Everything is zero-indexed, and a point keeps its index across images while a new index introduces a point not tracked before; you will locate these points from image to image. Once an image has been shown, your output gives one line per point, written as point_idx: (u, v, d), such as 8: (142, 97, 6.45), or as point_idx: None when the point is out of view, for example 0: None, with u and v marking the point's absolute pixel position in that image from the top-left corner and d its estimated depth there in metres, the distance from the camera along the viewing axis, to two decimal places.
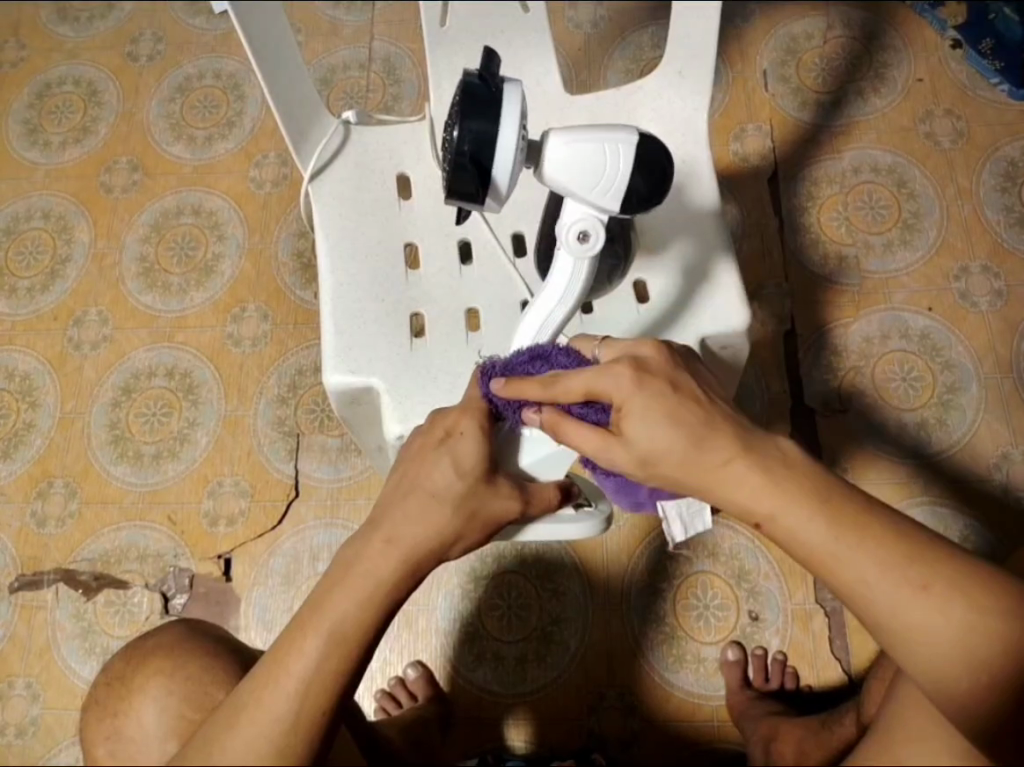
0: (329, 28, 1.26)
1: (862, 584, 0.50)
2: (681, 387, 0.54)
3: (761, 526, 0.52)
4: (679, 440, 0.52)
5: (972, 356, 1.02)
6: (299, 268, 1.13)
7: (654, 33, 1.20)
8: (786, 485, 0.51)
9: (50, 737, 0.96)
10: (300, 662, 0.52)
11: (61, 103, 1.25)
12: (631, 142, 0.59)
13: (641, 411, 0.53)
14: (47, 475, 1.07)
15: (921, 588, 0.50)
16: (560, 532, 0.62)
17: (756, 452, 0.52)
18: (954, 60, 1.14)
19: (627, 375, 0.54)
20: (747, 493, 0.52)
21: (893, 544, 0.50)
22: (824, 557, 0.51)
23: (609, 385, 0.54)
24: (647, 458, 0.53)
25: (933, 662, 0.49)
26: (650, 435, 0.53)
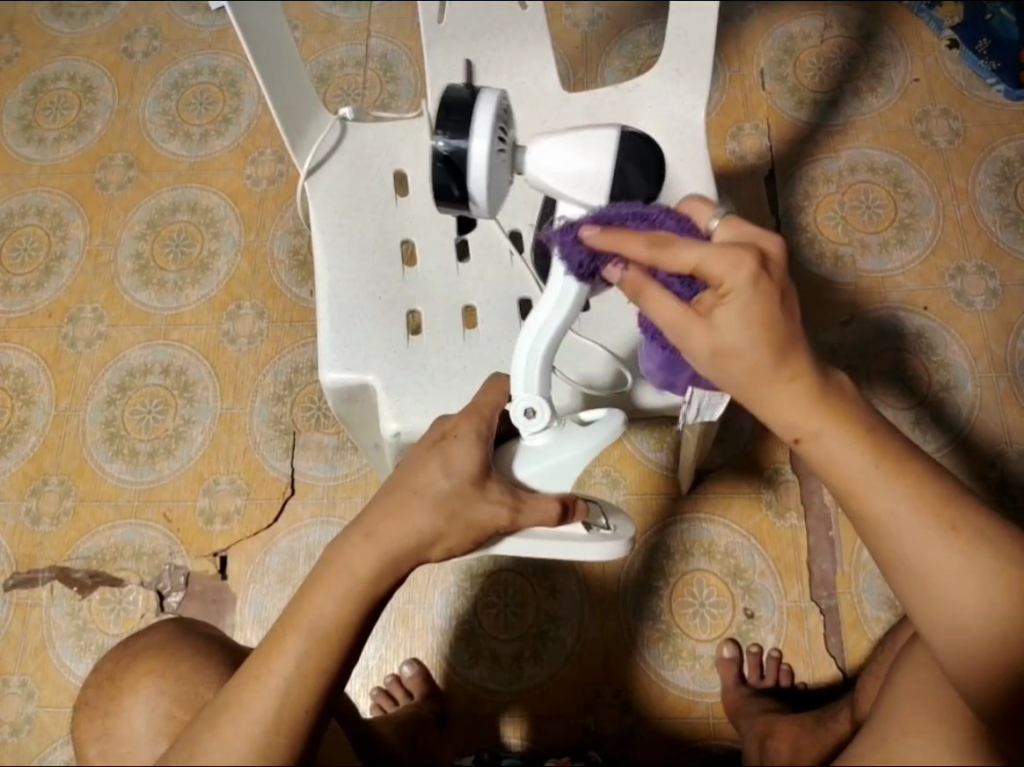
0: (325, 25, 1.25)
1: (888, 518, 0.51)
2: (787, 301, 0.49)
3: (800, 444, 0.52)
4: (766, 348, 0.49)
5: (966, 355, 1.03)
6: (296, 264, 1.13)
7: (653, 31, 1.20)
8: (844, 417, 0.51)
9: (44, 734, 0.96)
10: (281, 662, 0.52)
11: (56, 98, 1.24)
12: (609, 140, 0.60)
13: (741, 307, 0.48)
14: (41, 473, 1.06)
15: (951, 533, 0.52)
16: (569, 553, 0.58)
17: (825, 379, 0.51)
18: (950, 60, 1.15)
19: (749, 265, 0.48)
20: (796, 413, 0.50)
21: (929, 491, 0.52)
22: (857, 485, 0.51)
23: (724, 272, 0.48)
24: (722, 353, 0.50)
25: (951, 610, 0.51)
26: (742, 331, 0.49)
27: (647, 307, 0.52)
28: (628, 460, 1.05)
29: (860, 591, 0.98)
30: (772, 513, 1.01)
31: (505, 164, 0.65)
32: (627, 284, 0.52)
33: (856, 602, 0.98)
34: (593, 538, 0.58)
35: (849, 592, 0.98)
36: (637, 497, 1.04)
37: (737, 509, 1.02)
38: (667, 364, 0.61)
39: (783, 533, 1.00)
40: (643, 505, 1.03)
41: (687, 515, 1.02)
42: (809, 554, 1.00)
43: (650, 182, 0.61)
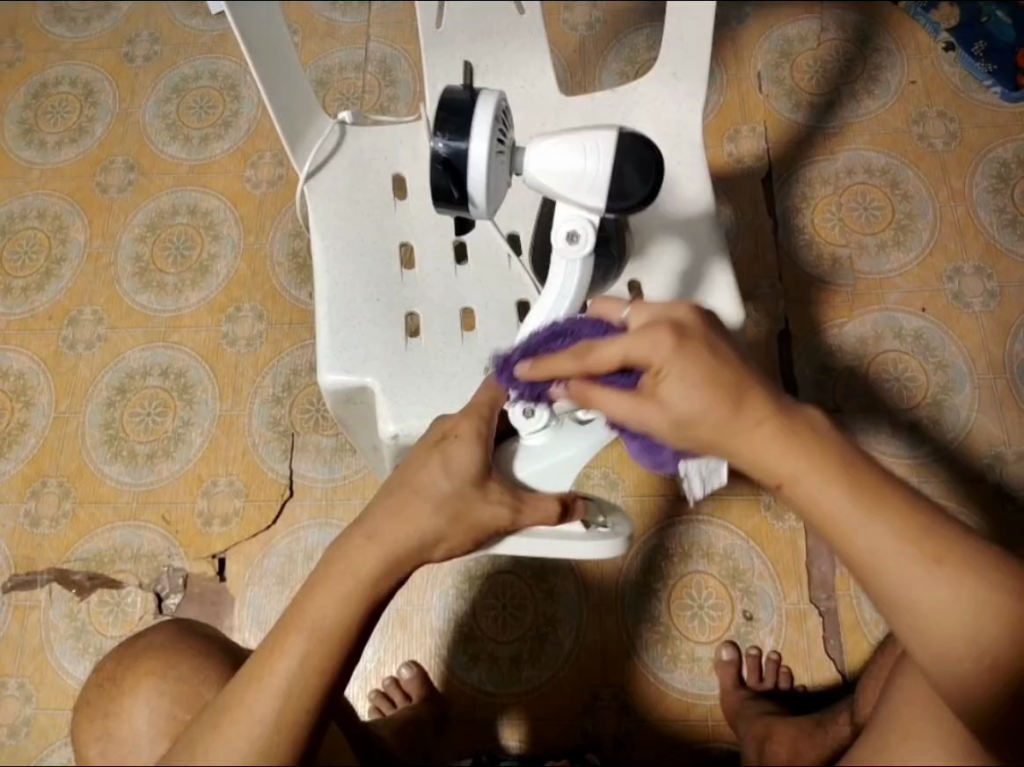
0: (325, 29, 1.26)
1: (876, 557, 0.49)
2: (719, 354, 0.50)
3: (781, 489, 0.50)
4: (719, 405, 0.49)
5: (964, 357, 1.03)
6: (295, 267, 1.13)
7: (650, 35, 1.20)
8: (819, 456, 0.49)
9: (43, 737, 0.96)
10: (280, 661, 0.52)
11: (58, 103, 1.25)
12: (608, 140, 0.59)
13: (679, 374, 0.49)
14: (41, 475, 1.07)
15: (936, 563, 0.50)
16: (568, 551, 0.59)
17: (790, 419, 0.50)
18: (947, 63, 1.15)
19: (666, 339, 0.50)
20: (769, 457, 0.49)
21: (913, 519, 0.50)
22: (838, 525, 0.49)
23: (649, 352, 0.50)
24: (683, 423, 0.50)
25: (942, 644, 0.50)
26: (688, 399, 0.49)
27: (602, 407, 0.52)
28: (627, 462, 1.05)
29: (859, 593, 0.98)
30: (770, 515, 1.01)
31: (504, 164, 0.65)
32: (574, 395, 0.54)
33: (855, 604, 0.98)
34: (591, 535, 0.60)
35: (849, 593, 0.98)
36: (636, 499, 1.03)
37: (736, 510, 1.02)
38: (648, 447, 0.58)
39: (782, 535, 1.00)
40: (642, 506, 1.03)
41: (685, 516, 1.02)
42: (808, 555, 0.99)
43: (649, 182, 0.60)
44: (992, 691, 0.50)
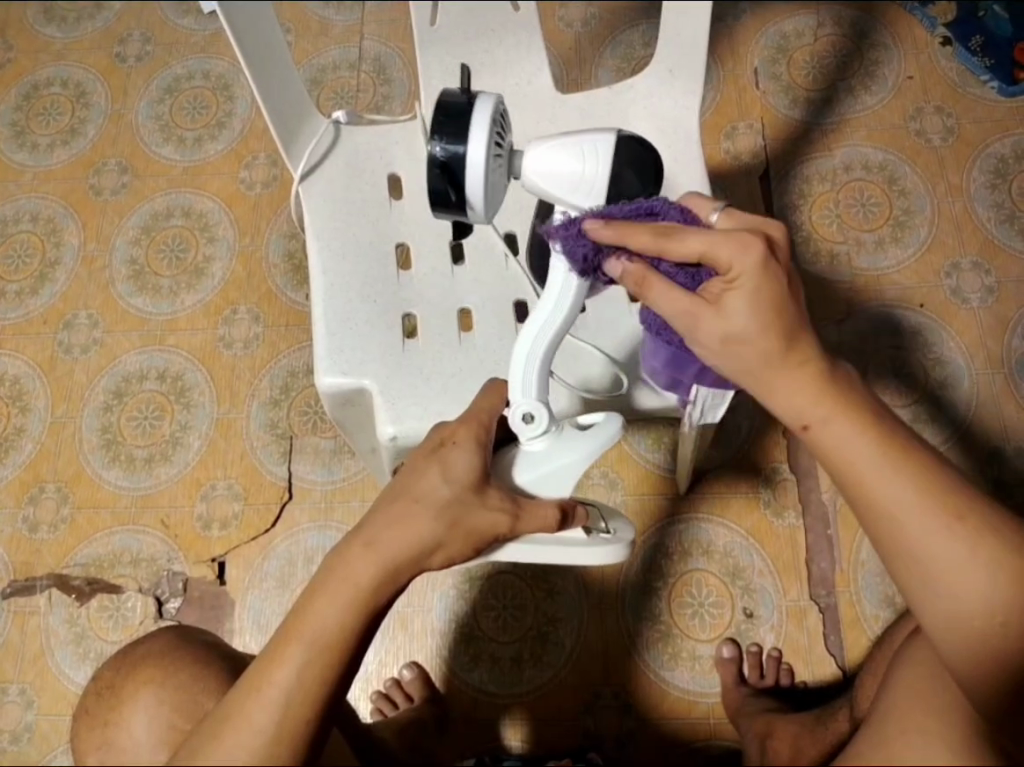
0: (318, 27, 1.25)
1: (896, 509, 0.50)
2: (792, 284, 0.51)
3: (807, 432, 0.52)
4: (773, 334, 0.50)
5: (962, 351, 1.03)
6: (291, 269, 1.13)
7: (646, 31, 1.20)
8: (849, 406, 0.51)
9: (44, 742, 0.96)
10: (281, 673, 0.52)
11: (49, 104, 1.24)
12: (607, 143, 0.60)
13: (751, 290, 0.50)
14: (38, 480, 1.06)
15: (956, 522, 0.51)
16: (570, 559, 0.58)
17: (832, 368, 0.52)
18: (944, 58, 1.15)
19: (755, 251, 0.50)
20: (802, 399, 0.51)
21: (934, 480, 0.51)
22: (862, 474, 0.50)
23: (731, 257, 0.50)
24: (733, 338, 0.51)
25: (955, 604, 0.51)
26: (750, 314, 0.50)
27: (653, 298, 0.53)
28: (626, 461, 1.05)
29: (859, 589, 0.98)
30: (769, 512, 1.01)
31: (502, 168, 0.65)
32: (630, 275, 0.54)
33: (855, 600, 0.98)
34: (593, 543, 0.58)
35: (848, 590, 0.98)
36: (635, 499, 1.03)
37: (735, 508, 1.02)
38: (673, 360, 0.64)
39: (782, 532, 1.01)
40: (641, 505, 1.03)
41: (685, 515, 1.02)
42: (808, 553, 1.00)
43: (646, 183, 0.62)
44: (993, 663, 0.51)
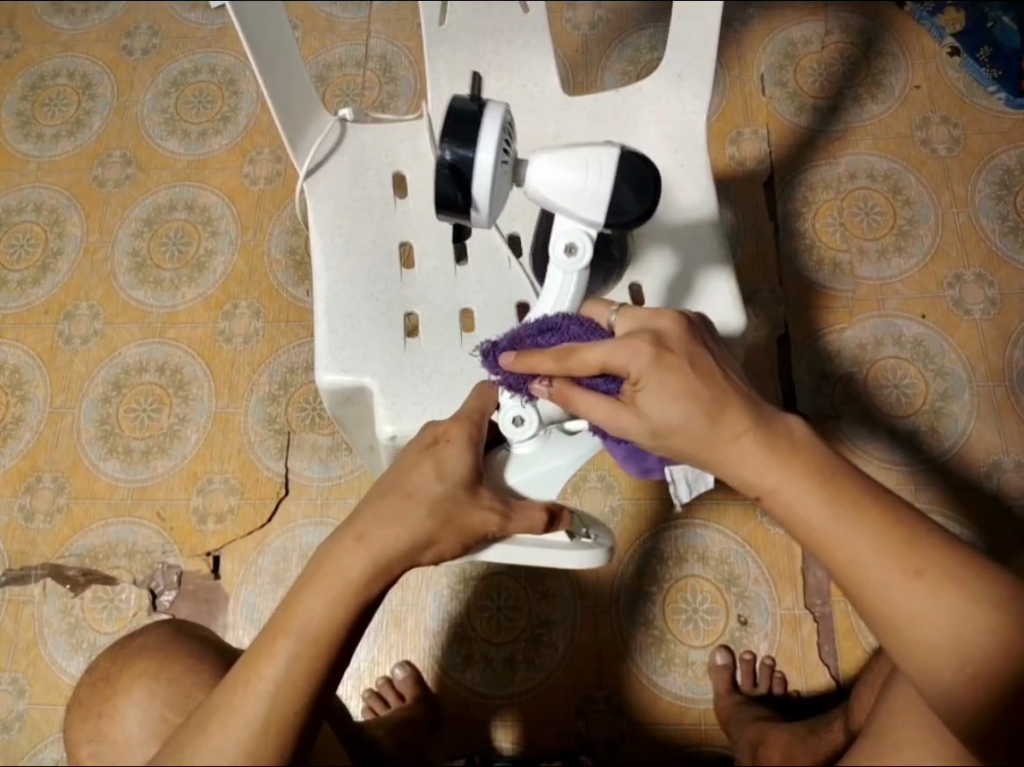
0: (326, 24, 1.25)
1: (855, 567, 0.48)
2: (698, 365, 0.52)
3: (761, 501, 0.51)
4: (696, 415, 0.51)
5: (964, 364, 1.02)
6: (292, 264, 1.13)
7: (653, 35, 1.19)
8: (795, 466, 0.50)
9: (35, 732, 0.96)
10: (270, 667, 0.52)
11: (55, 95, 1.24)
12: (611, 159, 0.59)
13: (657, 386, 0.51)
14: (35, 469, 1.06)
15: (915, 575, 0.48)
16: (554, 561, 0.59)
17: (769, 428, 0.51)
18: (951, 68, 1.14)
19: (644, 351, 0.52)
20: (749, 468, 0.50)
21: (895, 530, 0.49)
22: (818, 535, 0.49)
23: (627, 361, 0.52)
24: (661, 431, 0.52)
25: (931, 643, 0.47)
26: (666, 408, 0.51)
27: (581, 410, 0.54)
28: (623, 464, 1.05)
29: None
30: (767, 520, 1.01)
31: (508, 175, 0.64)
32: (556, 396, 0.56)
33: (850, 610, 0.97)
34: (577, 546, 0.60)
35: (844, 599, 0.98)
36: (631, 502, 1.03)
37: (732, 514, 1.02)
38: (635, 454, 0.63)
39: (777, 540, 1.00)
40: (638, 508, 1.03)
41: (682, 519, 1.02)
42: (804, 561, 0.99)
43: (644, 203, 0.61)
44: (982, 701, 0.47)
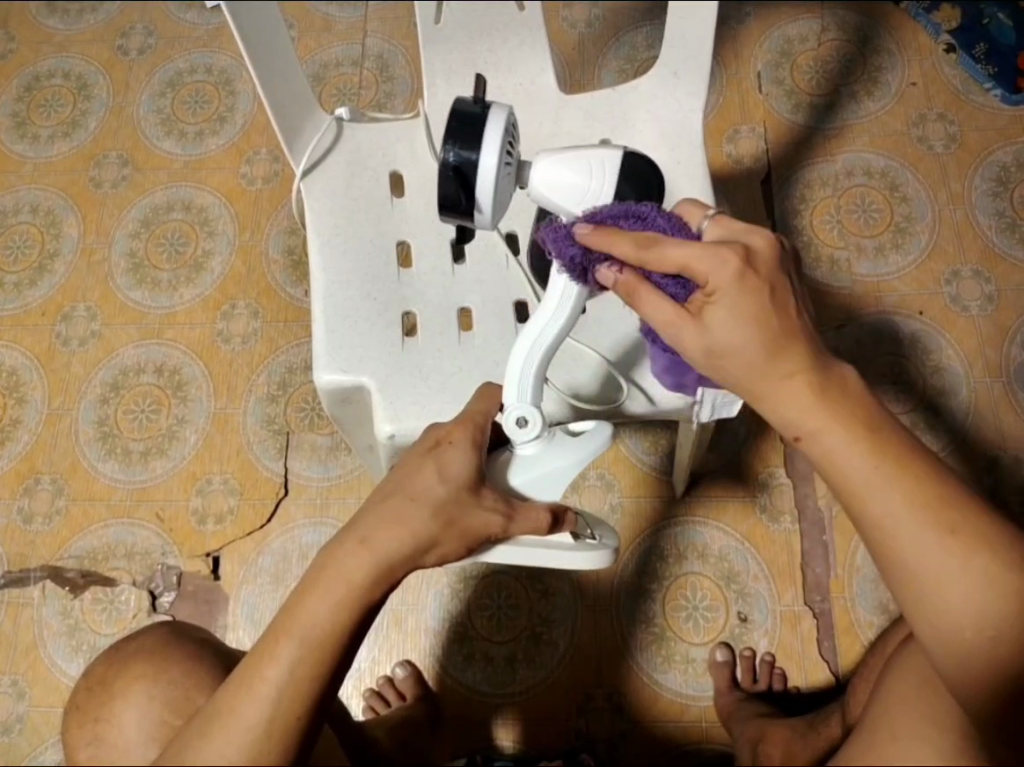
0: (322, 23, 1.25)
1: (890, 523, 0.49)
2: (779, 298, 0.51)
3: (800, 443, 0.51)
4: (759, 345, 0.50)
5: (961, 360, 1.02)
6: (290, 264, 1.13)
7: (650, 33, 1.19)
8: (840, 415, 0.49)
9: (35, 734, 0.96)
10: (273, 670, 0.52)
11: (51, 96, 1.24)
12: (613, 160, 0.62)
13: (730, 306, 0.50)
14: (34, 472, 1.06)
15: (949, 535, 0.49)
16: (557, 563, 0.59)
17: (824, 372, 0.50)
18: (948, 65, 1.15)
19: (731, 265, 0.50)
20: (794, 407, 0.50)
21: (932, 487, 0.49)
22: (855, 487, 0.49)
23: (708, 272, 0.51)
24: (716, 352, 0.51)
25: (954, 616, 0.48)
26: (732, 328, 0.50)
27: (642, 306, 0.54)
28: (622, 462, 1.05)
29: (854, 596, 0.98)
30: (765, 517, 1.01)
31: (510, 177, 0.65)
32: (621, 286, 0.55)
33: (850, 606, 0.98)
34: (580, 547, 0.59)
35: (843, 596, 0.98)
36: (631, 500, 1.03)
37: (731, 512, 1.02)
38: (673, 365, 0.65)
39: (777, 537, 1.00)
40: (637, 507, 1.03)
41: (682, 517, 1.02)
42: (803, 558, 1.00)
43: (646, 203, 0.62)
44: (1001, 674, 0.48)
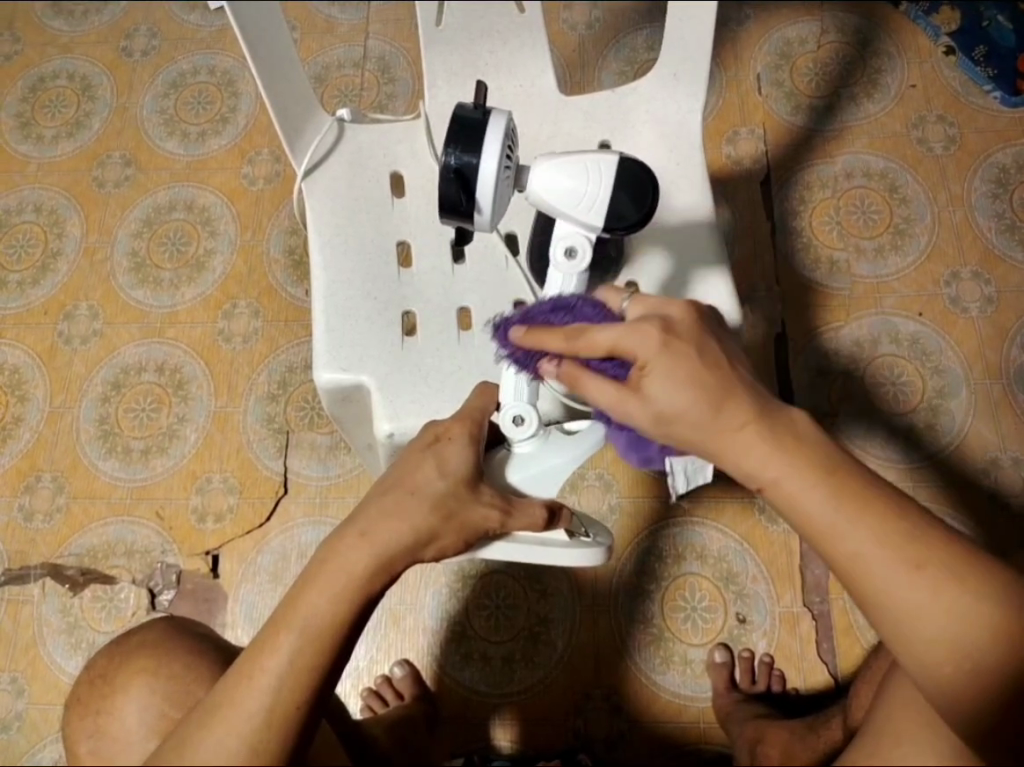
0: (324, 25, 1.26)
1: (857, 561, 0.48)
2: (708, 355, 0.49)
3: (763, 493, 0.49)
4: (701, 405, 0.48)
5: (961, 362, 1.02)
6: (291, 264, 1.13)
7: (650, 35, 1.20)
8: (801, 459, 0.48)
9: (34, 732, 0.96)
10: (271, 662, 0.52)
11: (55, 97, 1.25)
12: (610, 165, 0.62)
13: (665, 372, 0.49)
14: (35, 469, 1.06)
15: (916, 568, 0.47)
16: (553, 559, 0.59)
17: (771, 420, 0.49)
18: (947, 67, 1.15)
19: (653, 335, 0.49)
20: (752, 459, 0.48)
21: (896, 523, 0.48)
22: (821, 529, 0.48)
23: (636, 345, 0.49)
24: (665, 417, 0.49)
25: (927, 646, 0.48)
26: (672, 396, 0.48)
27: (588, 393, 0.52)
28: (621, 463, 1.05)
29: (853, 597, 0.98)
30: (764, 518, 1.01)
31: (510, 181, 0.65)
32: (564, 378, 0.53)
33: (849, 608, 0.98)
34: (575, 544, 0.60)
35: (842, 597, 0.98)
36: (630, 501, 1.03)
37: (730, 512, 1.02)
38: (636, 442, 0.59)
39: (775, 538, 1.00)
40: (636, 507, 1.03)
41: (681, 518, 1.02)
42: (802, 558, 0.99)
43: (645, 207, 0.62)
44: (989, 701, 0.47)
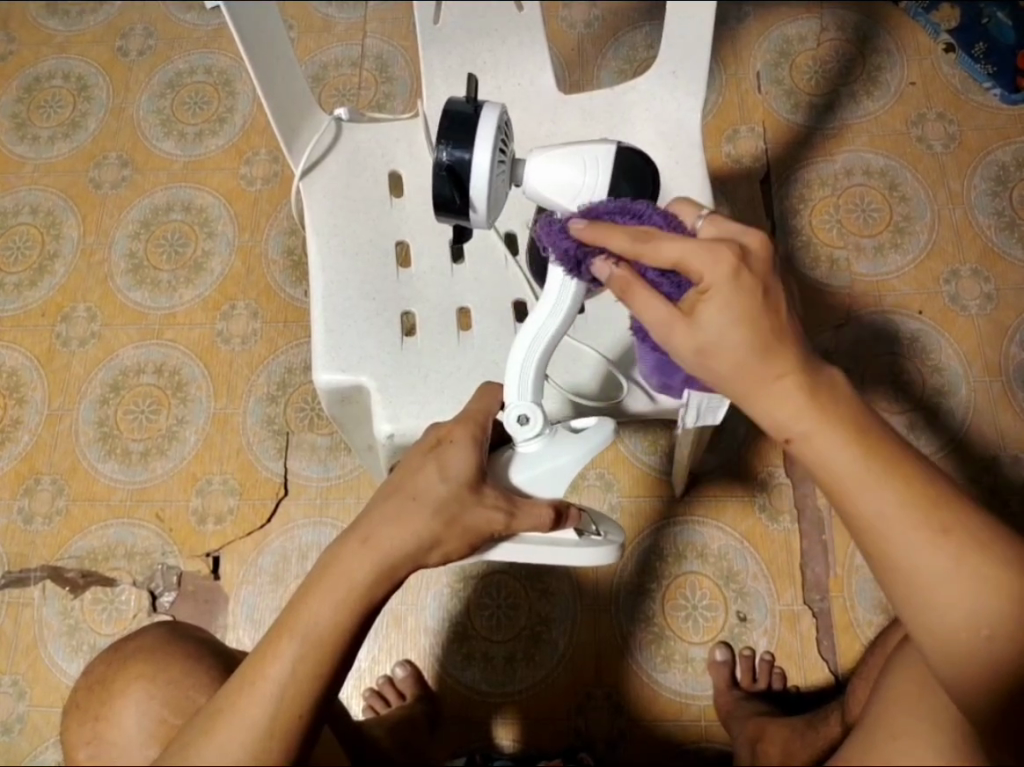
0: (321, 24, 1.25)
1: (876, 520, 0.48)
2: (772, 298, 0.49)
3: (791, 447, 0.50)
4: (749, 344, 0.48)
5: (960, 359, 1.02)
6: (290, 264, 1.13)
7: (649, 33, 1.19)
8: (832, 417, 0.49)
9: (36, 734, 0.96)
10: (276, 666, 0.52)
11: (51, 97, 1.24)
12: (606, 154, 0.62)
13: (724, 301, 0.48)
14: (34, 472, 1.06)
15: (941, 535, 0.48)
16: (561, 557, 0.59)
17: (814, 376, 0.49)
18: (946, 64, 1.15)
19: (727, 262, 0.48)
20: (783, 410, 0.49)
21: (919, 488, 0.49)
22: (844, 485, 0.48)
23: (702, 269, 0.48)
24: (706, 350, 0.49)
25: (942, 615, 0.48)
26: (724, 327, 0.48)
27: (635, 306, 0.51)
28: (622, 463, 1.05)
29: (853, 595, 0.98)
30: (765, 517, 1.01)
31: (505, 176, 0.65)
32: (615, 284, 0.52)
33: (849, 606, 0.98)
34: (585, 543, 0.60)
35: (843, 595, 0.98)
36: (631, 500, 1.03)
37: (731, 512, 1.02)
38: (661, 366, 0.64)
39: (776, 537, 1.01)
40: (636, 507, 1.03)
41: (681, 516, 1.02)
42: (803, 557, 1.00)
43: (642, 195, 0.62)
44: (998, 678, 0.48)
